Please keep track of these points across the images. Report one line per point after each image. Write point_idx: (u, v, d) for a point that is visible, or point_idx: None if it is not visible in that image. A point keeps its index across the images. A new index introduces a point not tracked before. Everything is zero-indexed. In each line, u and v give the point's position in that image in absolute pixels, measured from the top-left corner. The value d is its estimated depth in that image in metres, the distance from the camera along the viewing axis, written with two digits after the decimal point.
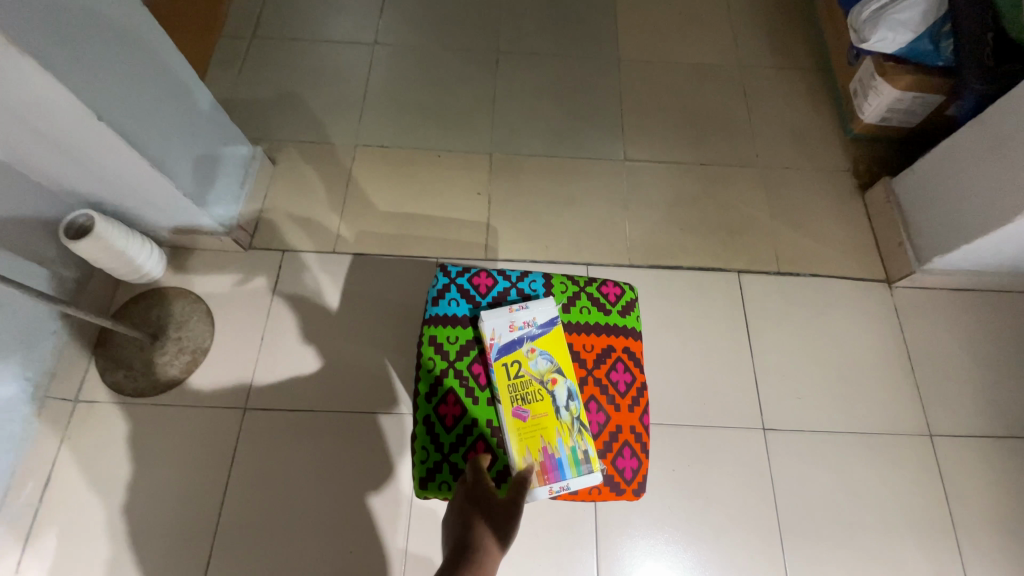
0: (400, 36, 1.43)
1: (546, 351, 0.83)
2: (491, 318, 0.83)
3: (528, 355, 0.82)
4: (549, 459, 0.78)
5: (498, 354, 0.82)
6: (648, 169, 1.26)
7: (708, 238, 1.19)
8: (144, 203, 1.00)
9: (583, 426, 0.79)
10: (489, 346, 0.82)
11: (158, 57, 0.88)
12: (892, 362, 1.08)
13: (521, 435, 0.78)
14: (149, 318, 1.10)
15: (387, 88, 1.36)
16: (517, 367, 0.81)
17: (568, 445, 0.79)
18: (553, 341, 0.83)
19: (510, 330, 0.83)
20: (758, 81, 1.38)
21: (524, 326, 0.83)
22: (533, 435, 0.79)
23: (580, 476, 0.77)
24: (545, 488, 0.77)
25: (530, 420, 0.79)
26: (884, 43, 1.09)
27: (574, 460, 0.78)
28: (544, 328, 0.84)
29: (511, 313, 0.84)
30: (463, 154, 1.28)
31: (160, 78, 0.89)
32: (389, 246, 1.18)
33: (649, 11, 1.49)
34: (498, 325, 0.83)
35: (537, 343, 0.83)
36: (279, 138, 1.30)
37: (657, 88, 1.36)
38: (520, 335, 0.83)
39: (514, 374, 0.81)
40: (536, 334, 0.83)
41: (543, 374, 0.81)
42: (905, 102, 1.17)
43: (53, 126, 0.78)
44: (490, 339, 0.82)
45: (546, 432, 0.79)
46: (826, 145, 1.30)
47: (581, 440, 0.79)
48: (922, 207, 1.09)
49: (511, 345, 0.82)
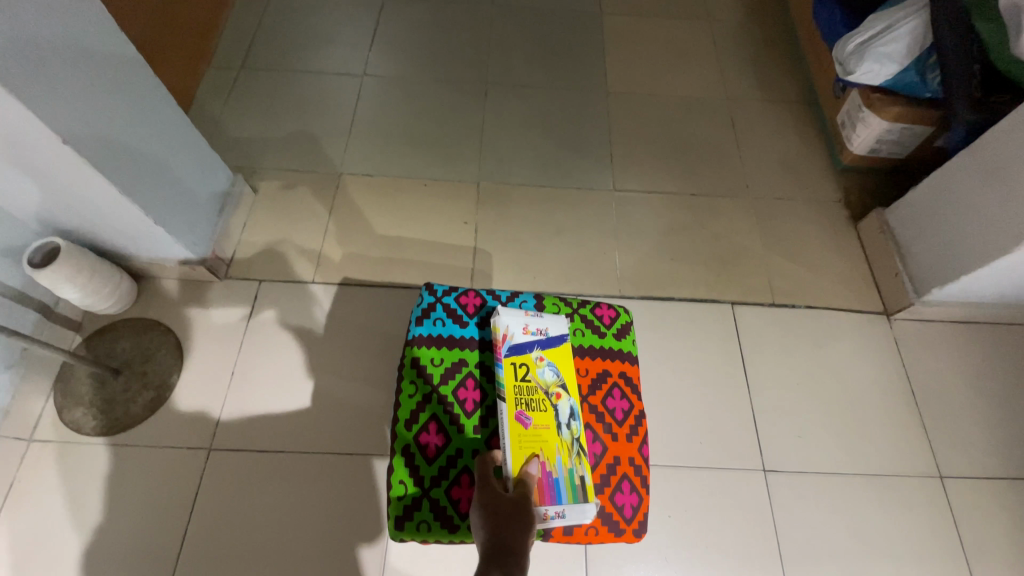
0: (389, 68, 1.43)
1: (554, 363, 0.77)
2: (507, 315, 0.78)
3: (538, 362, 0.77)
4: (545, 478, 0.71)
5: (506, 352, 0.76)
6: (638, 199, 1.24)
7: (700, 268, 1.16)
8: (114, 232, 0.96)
9: (583, 449, 0.74)
10: (500, 342, 0.77)
11: (139, 85, 0.86)
12: (895, 398, 1.03)
13: (520, 444, 0.72)
14: (115, 351, 1.04)
15: (375, 117, 1.35)
16: (524, 370, 0.76)
17: (565, 466, 0.72)
18: (563, 355, 0.78)
19: (524, 332, 0.78)
20: (746, 113, 1.39)
21: (537, 332, 0.78)
22: (533, 447, 0.72)
23: (576, 505, 0.70)
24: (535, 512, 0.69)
25: (531, 430, 0.73)
26: (870, 75, 1.11)
27: (571, 484, 0.71)
28: (555, 339, 0.79)
29: (526, 316, 0.79)
30: (450, 183, 1.26)
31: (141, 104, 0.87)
32: (372, 275, 1.14)
33: (637, 45, 1.51)
34: (512, 324, 0.78)
35: (547, 353, 0.78)
36: (264, 166, 1.28)
37: (646, 119, 1.36)
38: (531, 340, 0.78)
39: (521, 377, 0.75)
40: (547, 342, 0.78)
41: (549, 385, 0.76)
42: (894, 134, 1.17)
43: (18, 152, 0.75)
44: (502, 334, 0.77)
45: (546, 447, 0.72)
46: (817, 176, 1.29)
47: (580, 463, 0.73)
48: (917, 238, 1.07)
49: (520, 347, 0.77)
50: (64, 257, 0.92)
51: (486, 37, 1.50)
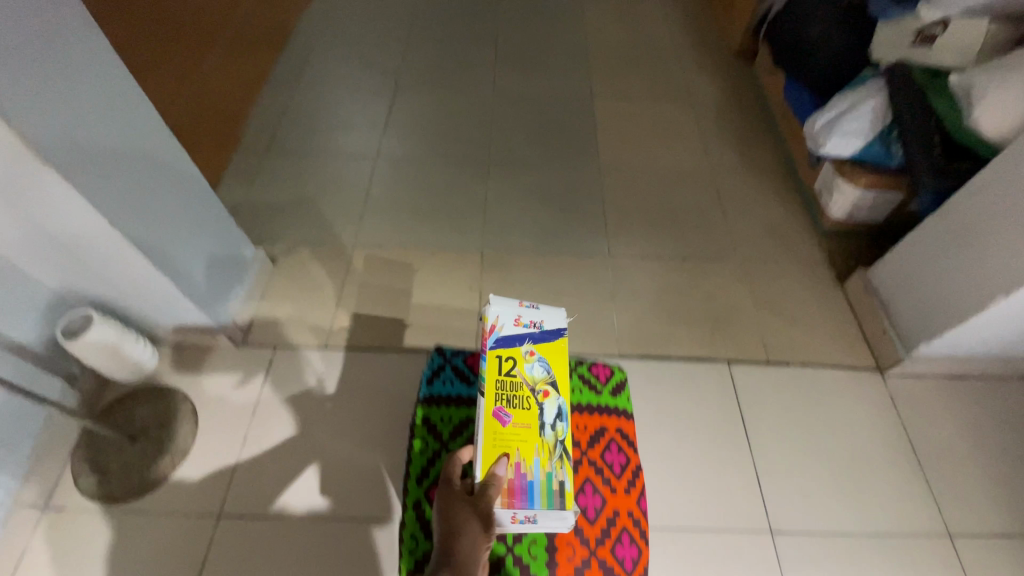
0: (400, 149, 1.57)
1: (544, 360, 0.84)
2: (498, 306, 0.85)
3: (527, 359, 0.83)
4: (519, 479, 0.76)
5: (494, 344, 0.83)
6: (633, 263, 1.31)
7: (696, 328, 1.20)
8: (144, 303, 1.04)
9: (563, 453, 0.79)
10: (488, 332, 0.83)
11: (177, 172, 0.97)
12: (897, 454, 1.04)
13: (498, 439, 0.77)
14: (133, 419, 1.07)
15: (386, 193, 1.47)
16: (511, 364, 0.82)
17: (544, 470, 0.77)
18: (552, 352, 0.85)
19: (515, 324, 0.84)
20: (730, 183, 1.50)
21: (530, 327, 0.86)
22: (510, 444, 0.77)
23: (550, 510, 0.75)
24: (505, 512, 0.74)
25: (509, 427, 0.78)
26: (839, 147, 1.22)
27: (547, 490, 0.76)
28: (548, 335, 0.86)
29: (520, 309, 0.86)
30: (456, 251, 1.34)
31: (177, 187, 0.97)
32: (381, 339, 1.19)
33: (626, 125, 1.66)
34: (503, 316, 0.84)
35: (537, 348, 0.84)
36: (283, 239, 1.37)
37: (637, 190, 1.47)
38: (523, 333, 0.84)
39: (505, 371, 0.81)
40: (539, 339, 0.85)
41: (535, 381, 0.82)
42: (868, 199, 1.25)
43: (62, 228, 0.84)
44: (491, 325, 0.83)
45: (524, 446, 0.78)
46: (801, 239, 1.37)
47: (558, 468, 0.78)
48: (899, 296, 1.12)
49: (510, 339, 0.84)
50: (90, 330, 0.98)
51: (489, 120, 1.65)
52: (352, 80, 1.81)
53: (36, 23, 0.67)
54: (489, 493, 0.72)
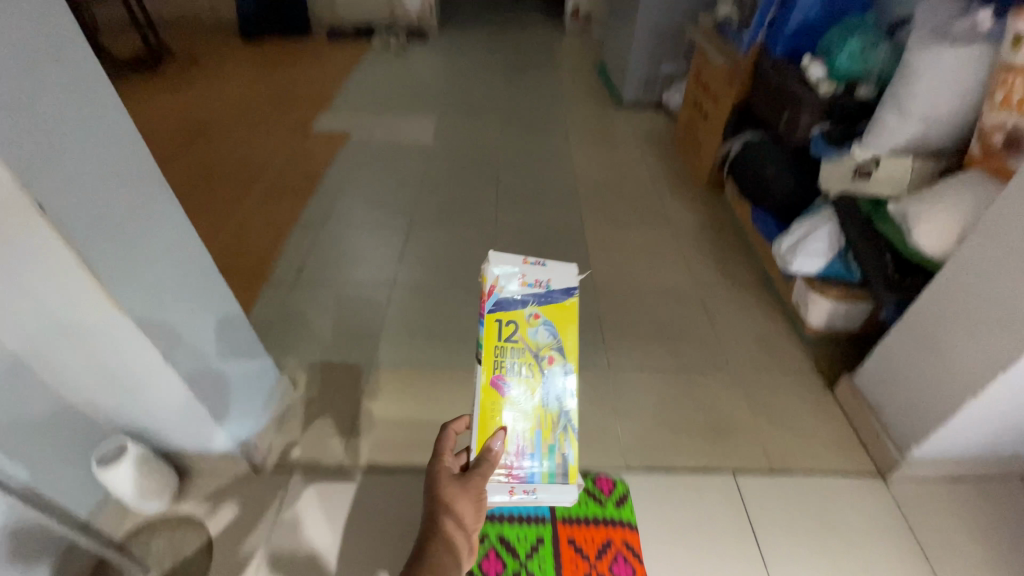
0: (414, 277, 1.75)
1: (548, 320, 0.81)
2: (498, 264, 0.76)
3: (532, 322, 0.80)
4: (519, 454, 0.85)
5: (492, 307, 0.77)
6: (632, 376, 1.40)
7: (698, 439, 1.25)
8: (176, 429, 1.11)
9: (567, 423, 0.85)
10: (487, 294, 0.77)
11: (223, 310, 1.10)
12: (910, 568, 1.04)
13: (500, 408, 0.82)
14: (149, 550, 1.10)
15: (401, 317, 1.60)
16: (512, 329, 0.79)
17: (549, 439, 0.85)
18: (558, 312, 0.80)
19: (519, 285, 0.77)
20: (715, 298, 1.64)
21: (536, 288, 0.79)
22: (512, 413, 0.82)
23: (550, 484, 0.87)
24: (504, 487, 0.85)
25: (510, 395, 0.82)
26: (802, 266, 1.39)
27: (548, 458, 0.86)
28: (557, 296, 0.80)
29: (524, 266, 0.77)
30: (466, 369, 1.44)
31: (218, 322, 1.10)
32: (396, 459, 1.26)
33: (616, 249, 1.85)
34: (504, 275, 0.76)
35: (542, 311, 0.80)
36: (301, 361, 1.47)
37: (631, 307, 1.60)
38: (529, 294, 0.78)
39: (506, 336, 0.79)
40: (546, 300, 0.80)
41: (540, 345, 0.81)
42: (840, 311, 1.38)
43: (121, 366, 0.95)
44: (490, 286, 0.76)
45: (527, 414, 0.83)
46: (787, 349, 1.47)
47: (560, 438, 0.86)
48: (886, 400, 1.19)
49: (511, 299, 0.78)
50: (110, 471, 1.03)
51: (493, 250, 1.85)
52: (372, 221, 2.06)
53: (136, 203, 0.87)
54: (475, 482, 0.82)
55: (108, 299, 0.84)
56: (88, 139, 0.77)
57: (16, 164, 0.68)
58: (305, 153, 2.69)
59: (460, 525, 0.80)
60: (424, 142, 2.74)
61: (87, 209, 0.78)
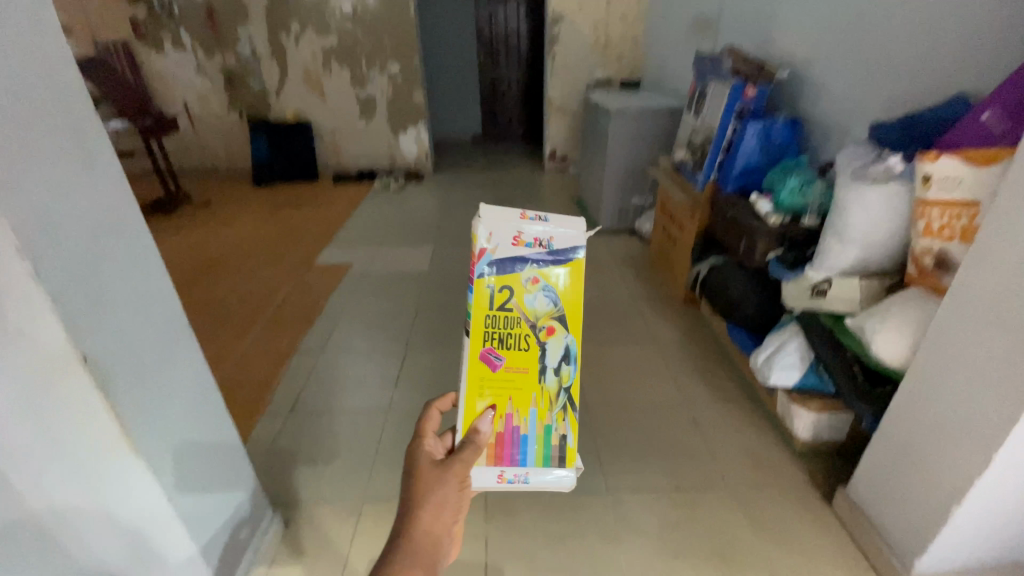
0: (409, 403, 1.82)
1: (549, 284, 0.81)
2: (492, 223, 0.78)
3: (530, 289, 0.80)
4: (511, 434, 0.88)
5: (484, 271, 0.79)
6: (632, 500, 1.39)
7: (704, 567, 1.22)
8: None
9: (566, 402, 0.87)
10: (479, 256, 0.78)
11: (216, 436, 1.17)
12: None
13: (492, 382, 0.84)
14: None
15: (395, 447, 1.65)
16: (506, 297, 0.80)
17: (544, 422, 0.88)
18: (560, 274, 0.81)
19: (515, 244, 0.79)
20: (705, 413, 1.69)
21: (536, 247, 0.80)
22: (505, 390, 0.84)
23: (544, 468, 0.90)
24: (494, 471, 0.89)
25: (499, 369, 0.83)
26: (780, 378, 1.51)
27: (542, 437, 0.89)
28: (559, 257, 0.80)
29: (521, 222, 0.79)
30: None
31: (214, 447, 1.16)
32: None
33: (605, 368, 1.93)
34: (498, 235, 0.78)
35: (541, 274, 0.80)
36: (301, 500, 1.50)
37: (624, 427, 1.64)
38: (529, 254, 0.79)
39: (499, 304, 0.80)
40: (545, 263, 0.80)
41: (539, 314, 0.82)
42: (824, 422, 1.45)
43: (120, 511, 0.96)
44: (484, 244, 0.78)
45: (521, 393, 0.85)
46: (781, 463, 1.49)
47: (555, 418, 0.88)
48: (883, 513, 1.20)
49: (507, 260, 0.79)
50: None
51: None
52: (370, 349, 2.17)
53: (165, 352, 1.00)
54: (455, 467, 0.85)
55: (127, 445, 0.91)
56: (135, 301, 0.93)
57: (73, 333, 0.79)
58: (307, 285, 2.86)
59: (438, 514, 0.83)
60: (418, 270, 2.95)
61: (126, 365, 0.90)
